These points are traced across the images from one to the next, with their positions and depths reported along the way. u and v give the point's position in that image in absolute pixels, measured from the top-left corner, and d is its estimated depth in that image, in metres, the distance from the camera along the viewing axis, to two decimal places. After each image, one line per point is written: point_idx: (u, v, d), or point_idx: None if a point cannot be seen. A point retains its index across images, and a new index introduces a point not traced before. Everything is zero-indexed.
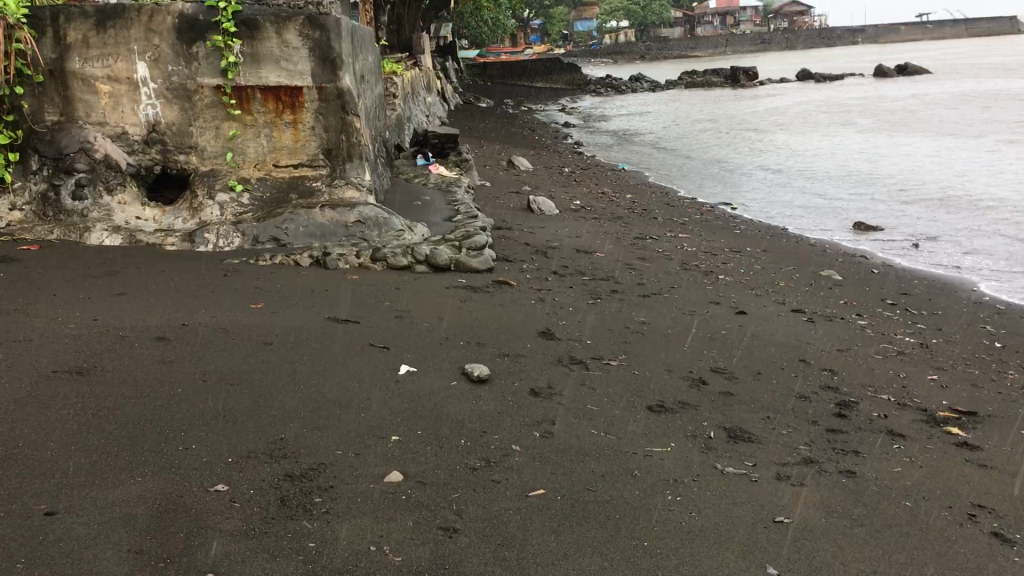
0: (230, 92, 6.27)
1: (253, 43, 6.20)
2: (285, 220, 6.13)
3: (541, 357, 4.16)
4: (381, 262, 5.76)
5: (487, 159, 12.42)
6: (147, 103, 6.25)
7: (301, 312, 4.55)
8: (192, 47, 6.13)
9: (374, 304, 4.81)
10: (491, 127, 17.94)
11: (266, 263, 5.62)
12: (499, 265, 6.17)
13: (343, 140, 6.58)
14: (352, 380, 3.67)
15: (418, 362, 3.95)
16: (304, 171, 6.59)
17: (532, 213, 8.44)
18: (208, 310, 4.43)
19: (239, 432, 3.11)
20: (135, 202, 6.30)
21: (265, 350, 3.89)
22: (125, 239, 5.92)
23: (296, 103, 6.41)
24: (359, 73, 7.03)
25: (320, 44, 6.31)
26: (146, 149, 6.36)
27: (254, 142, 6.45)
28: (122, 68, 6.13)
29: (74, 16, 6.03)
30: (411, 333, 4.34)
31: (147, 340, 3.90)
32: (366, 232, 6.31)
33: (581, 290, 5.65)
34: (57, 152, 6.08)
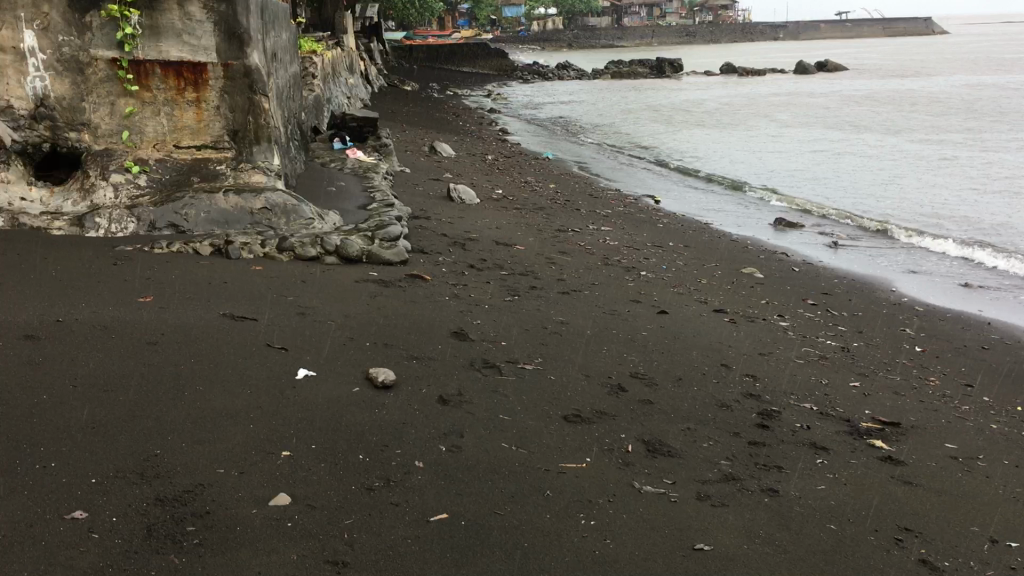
0: (127, 66, 5.84)
1: (153, 14, 5.79)
2: (185, 205, 5.73)
3: (452, 360, 3.90)
4: (287, 253, 5.43)
5: (408, 144, 12.06)
6: (35, 75, 5.77)
7: (195, 307, 4.21)
8: (86, 17, 5.68)
9: (276, 299, 4.48)
10: (415, 111, 17.55)
11: (163, 250, 5.23)
12: (414, 257, 5.88)
13: (250, 122, 6.21)
14: (243, 386, 3.35)
15: (317, 365, 3.65)
16: (208, 154, 6.19)
17: (453, 202, 8.16)
18: (88, 305, 4.05)
19: (107, 447, 2.78)
20: (19, 181, 5.75)
21: (148, 351, 3.54)
22: (5, 221, 5.45)
23: (199, 80, 6.03)
24: (270, 51, 6.65)
25: (226, 19, 5.91)
26: (33, 125, 5.87)
27: (154, 120, 6.03)
28: (6, 36, 5.63)
29: None
30: (313, 332, 4.03)
31: (13, 338, 3.51)
32: (273, 219, 5.95)
33: (498, 286, 5.40)
34: None
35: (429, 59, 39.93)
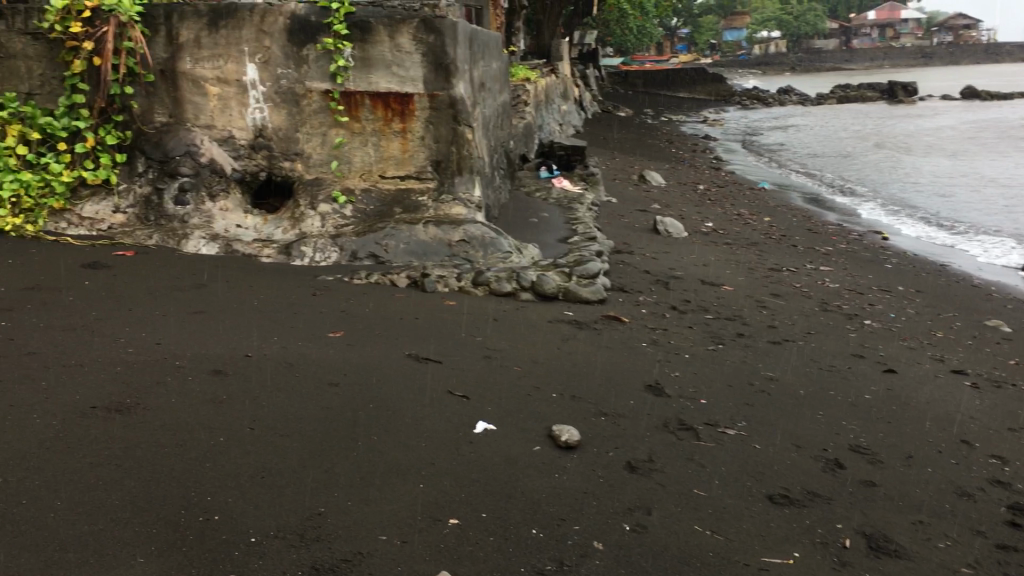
0: (339, 98, 5.87)
1: (364, 46, 5.78)
2: (386, 236, 5.69)
3: (644, 419, 3.55)
4: (482, 287, 5.24)
5: (616, 172, 11.79)
6: (255, 107, 5.96)
7: (383, 345, 4.10)
8: (303, 50, 5.78)
9: (464, 339, 4.31)
10: (626, 138, 17.27)
11: (362, 281, 5.21)
12: (614, 295, 5.57)
13: (453, 152, 6.04)
14: (417, 438, 3.17)
15: (498, 418, 3.41)
16: (411, 184, 6.09)
17: (659, 235, 7.78)
18: (278, 339, 4.04)
19: (273, 501, 2.65)
20: (237, 210, 5.99)
21: (329, 394, 3.44)
22: (221, 248, 5.62)
23: (406, 111, 5.94)
24: (478, 81, 6.56)
25: (434, 50, 5.80)
26: (251, 155, 6.07)
27: (361, 150, 6.01)
28: (232, 70, 5.86)
29: (187, 15, 5.78)
30: (497, 380, 3.80)
31: (201, 373, 3.53)
32: (471, 252, 5.77)
33: (702, 332, 4.99)
34: (163, 154, 5.90)
35: (644, 84, 39.53)
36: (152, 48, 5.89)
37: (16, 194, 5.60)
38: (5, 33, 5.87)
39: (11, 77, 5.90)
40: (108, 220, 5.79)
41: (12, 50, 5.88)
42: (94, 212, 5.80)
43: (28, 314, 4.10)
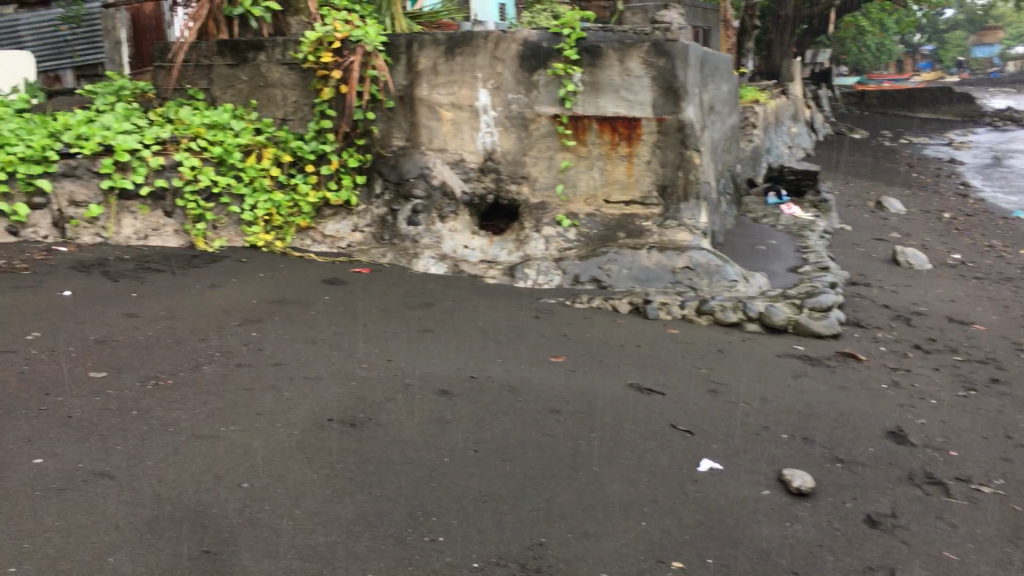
0: (566, 122, 5.87)
1: (594, 71, 5.74)
2: (609, 260, 5.60)
3: (885, 470, 3.29)
4: (706, 317, 5.07)
5: (851, 199, 11.18)
6: (485, 131, 6.09)
7: (604, 373, 4.06)
8: (533, 75, 5.86)
9: (687, 371, 4.19)
10: (861, 161, 16.41)
11: (583, 305, 5.20)
12: (849, 330, 5.24)
13: (680, 177, 5.83)
14: (639, 472, 3.09)
15: (724, 458, 3.27)
16: (636, 209, 5.96)
17: (899, 267, 7.28)
18: (502, 362, 4.09)
19: (494, 527, 2.66)
20: (465, 230, 6.15)
21: (550, 422, 3.44)
22: (448, 267, 5.82)
23: (633, 135, 5.83)
24: (707, 104, 6.41)
25: (664, 73, 5.66)
26: (481, 177, 6.19)
27: (587, 174, 5.98)
28: (465, 96, 6.04)
29: (426, 44, 6.03)
30: (722, 417, 3.66)
31: (429, 393, 3.63)
32: (694, 279, 5.52)
33: (950, 375, 4.59)
34: (398, 176, 6.17)
35: (881, 104, 37.44)
36: (394, 76, 6.19)
37: (269, 212, 6.04)
38: (265, 64, 6.36)
39: (270, 104, 6.41)
40: (347, 237, 6.17)
41: (271, 80, 6.37)
42: (336, 231, 6.20)
43: (274, 327, 4.39)
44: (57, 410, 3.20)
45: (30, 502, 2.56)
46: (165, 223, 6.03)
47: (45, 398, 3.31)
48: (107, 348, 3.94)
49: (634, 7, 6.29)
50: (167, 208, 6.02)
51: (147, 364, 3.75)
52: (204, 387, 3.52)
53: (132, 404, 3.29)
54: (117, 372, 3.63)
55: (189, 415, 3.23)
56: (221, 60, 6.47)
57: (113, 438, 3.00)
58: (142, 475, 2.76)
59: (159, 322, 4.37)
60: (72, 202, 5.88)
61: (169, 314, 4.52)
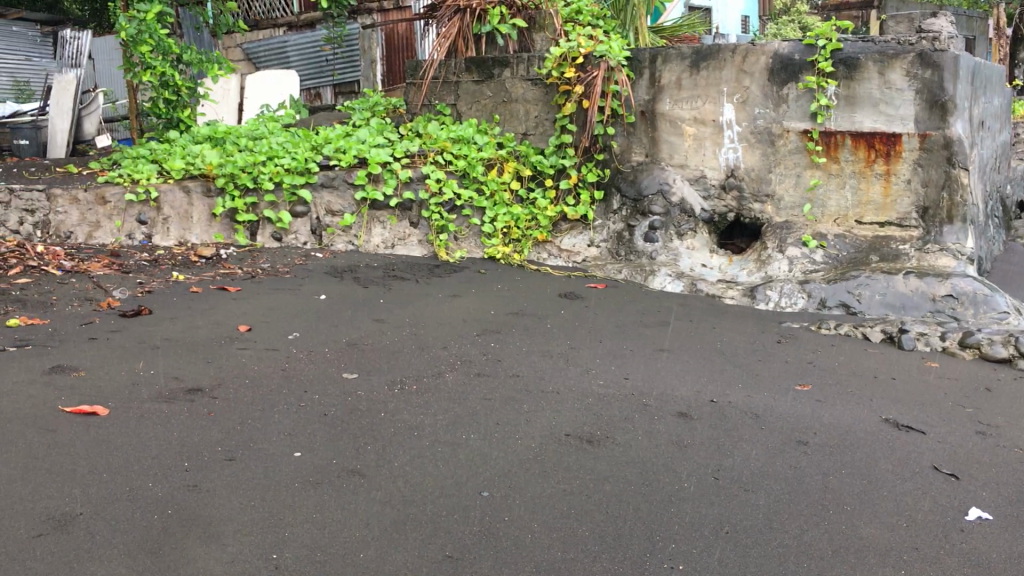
0: (817, 138, 5.58)
1: (851, 84, 5.44)
2: (859, 285, 5.25)
3: None
4: (972, 350, 4.62)
5: None
6: (729, 147, 5.88)
7: (857, 406, 3.79)
8: (783, 89, 5.63)
9: (950, 409, 3.83)
10: None
11: (830, 331, 4.91)
12: None
13: (944, 199, 5.36)
14: (898, 516, 2.84)
15: (997, 508, 2.94)
16: (891, 231, 5.56)
17: None
18: (744, 387, 3.91)
19: (737, 560, 2.52)
20: (703, 249, 5.99)
21: (797, 454, 3.24)
22: (685, 286, 5.63)
23: (891, 152, 5.45)
24: (977, 119, 5.88)
25: (930, 85, 5.25)
26: (722, 195, 5.99)
27: (838, 193, 5.64)
28: (709, 110, 5.89)
29: (671, 58, 5.95)
30: (993, 462, 3.31)
31: (667, 415, 3.53)
32: (959, 309, 5.04)
33: None
34: (636, 193, 6.10)
35: None
36: (636, 91, 6.14)
37: (508, 225, 6.15)
38: (510, 79, 6.50)
39: (512, 119, 6.55)
40: (583, 253, 6.18)
41: (515, 96, 6.50)
42: (572, 244, 6.23)
43: (512, 338, 4.44)
44: (313, 407, 3.39)
45: (291, 493, 2.70)
46: (411, 233, 6.26)
47: (303, 395, 3.51)
48: (358, 350, 4.13)
49: (897, 16, 5.92)
50: (413, 219, 6.24)
51: (394, 368, 3.90)
52: (446, 394, 3.60)
53: (381, 406, 3.42)
54: (367, 374, 3.79)
55: (433, 420, 3.32)
56: (468, 76, 6.68)
57: (364, 438, 3.12)
58: (389, 476, 2.85)
59: (405, 328, 4.54)
60: (329, 211, 6.23)
61: (414, 321, 4.68)
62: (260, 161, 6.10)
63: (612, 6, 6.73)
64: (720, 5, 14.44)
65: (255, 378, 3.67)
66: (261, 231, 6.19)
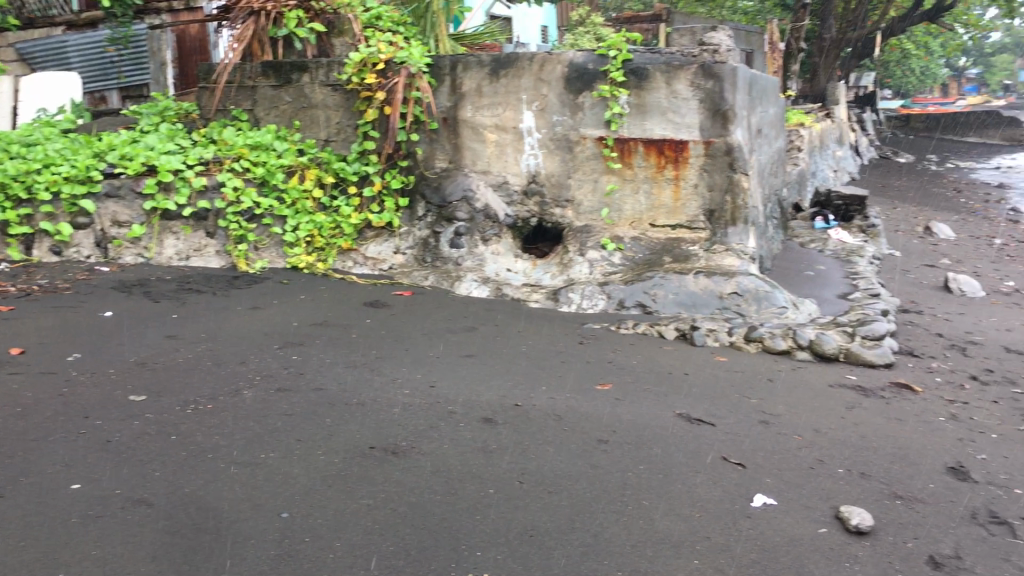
0: (612, 144, 5.78)
1: (641, 93, 5.67)
2: (654, 285, 5.49)
3: (948, 508, 3.16)
4: (755, 343, 4.94)
5: (897, 223, 11.01)
6: (530, 153, 6.02)
7: (653, 402, 3.95)
8: (579, 97, 5.79)
9: (737, 401, 4.07)
10: (909, 184, 16.13)
11: (628, 330, 5.10)
12: (903, 359, 5.06)
13: (728, 202, 5.70)
14: (690, 507, 2.98)
15: (778, 493, 3.15)
16: (682, 233, 5.84)
17: (952, 294, 7.12)
18: (547, 389, 4.00)
19: (542, 563, 2.56)
20: (508, 253, 6.06)
21: (597, 452, 3.34)
22: (491, 290, 5.70)
23: (680, 158, 5.72)
24: (755, 127, 6.28)
25: (712, 95, 5.56)
26: (524, 200, 6.12)
27: (633, 198, 5.87)
28: (509, 117, 5.98)
29: (471, 65, 6.00)
30: (774, 449, 3.54)
31: (472, 420, 3.55)
32: (744, 305, 5.36)
33: (1010, 407, 4.42)
34: (442, 199, 6.10)
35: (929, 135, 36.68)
36: (437, 97, 6.16)
37: (311, 234, 6.01)
38: (309, 85, 6.36)
39: (313, 125, 6.41)
40: (390, 260, 6.09)
41: (315, 101, 6.36)
42: (378, 253, 6.12)
43: (315, 350, 4.34)
44: (96, 434, 3.17)
45: (69, 530, 2.51)
46: (207, 244, 5.99)
47: (83, 422, 3.27)
48: (147, 370, 3.90)
49: (681, 29, 6.23)
50: (209, 229, 6.00)
51: (188, 387, 3.71)
52: (244, 412, 3.46)
53: (171, 429, 3.25)
54: (157, 395, 3.59)
55: (229, 440, 3.18)
56: (265, 81, 6.49)
57: (152, 464, 2.95)
58: (181, 503, 2.70)
59: (201, 344, 4.34)
60: (116, 222, 5.93)
61: (210, 336, 4.48)
62: (35, 169, 5.70)
63: (412, 12, 6.53)
64: (521, 14, 14.72)
65: (29, 407, 3.39)
66: (37, 244, 5.83)
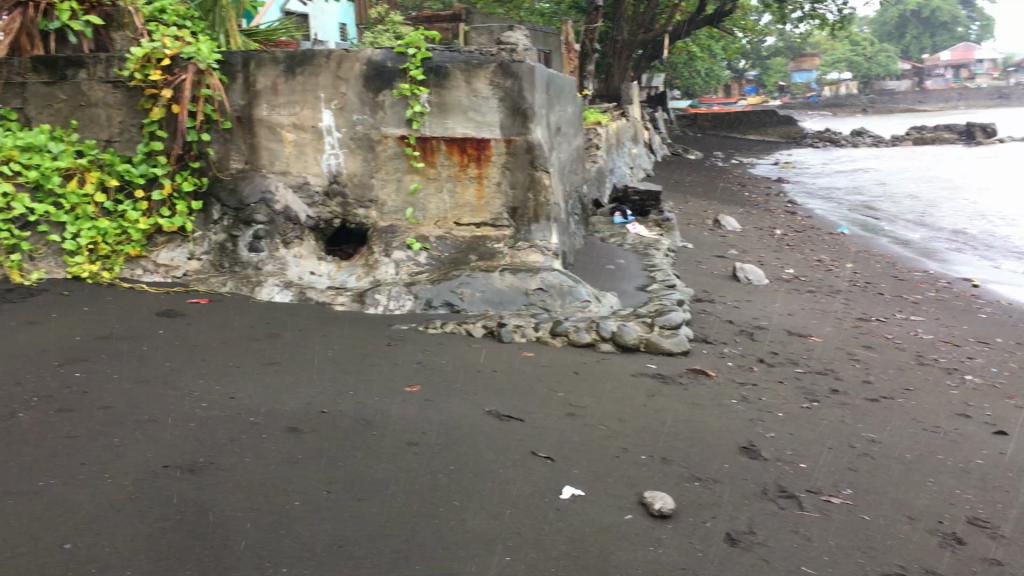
0: (414, 143, 5.73)
1: (442, 91, 5.66)
2: (461, 284, 5.50)
3: (742, 486, 3.33)
4: (561, 338, 5.04)
5: (688, 217, 11.60)
6: (330, 153, 5.89)
7: (462, 401, 3.94)
8: (379, 96, 5.69)
9: (544, 395, 4.13)
10: (699, 180, 17.07)
11: (436, 330, 5.07)
12: (698, 346, 5.32)
13: (530, 199, 5.82)
14: (501, 504, 2.98)
15: (586, 483, 3.21)
16: (486, 231, 5.89)
17: (740, 283, 7.58)
18: (354, 394, 3.91)
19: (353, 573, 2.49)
20: (310, 256, 5.93)
21: (407, 456, 3.28)
22: (294, 295, 5.53)
23: (482, 156, 5.75)
24: (554, 126, 6.42)
25: (512, 95, 5.64)
26: (326, 201, 5.99)
27: (437, 197, 5.85)
28: (308, 116, 5.82)
29: (265, 62, 5.78)
30: (581, 441, 3.61)
31: (276, 431, 3.41)
32: (548, 300, 5.51)
33: (793, 388, 4.74)
34: (238, 202, 5.86)
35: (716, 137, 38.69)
36: (230, 95, 5.89)
37: (93, 241, 5.63)
38: (87, 81, 5.93)
39: (92, 124, 5.98)
40: (183, 266, 5.76)
41: (93, 99, 5.94)
42: (169, 259, 5.79)
43: (102, 366, 4.04)
44: None
45: None
46: None
47: None
48: None
49: (479, 29, 6.27)
50: None
51: None
52: (19, 438, 3.16)
53: None
54: None
55: (2, 470, 2.89)
56: (36, 77, 5.97)
57: None
58: None
59: None
60: None
61: None
62: None
63: (200, 6, 6.27)
64: (318, 10, 14.40)
65: None
66: None
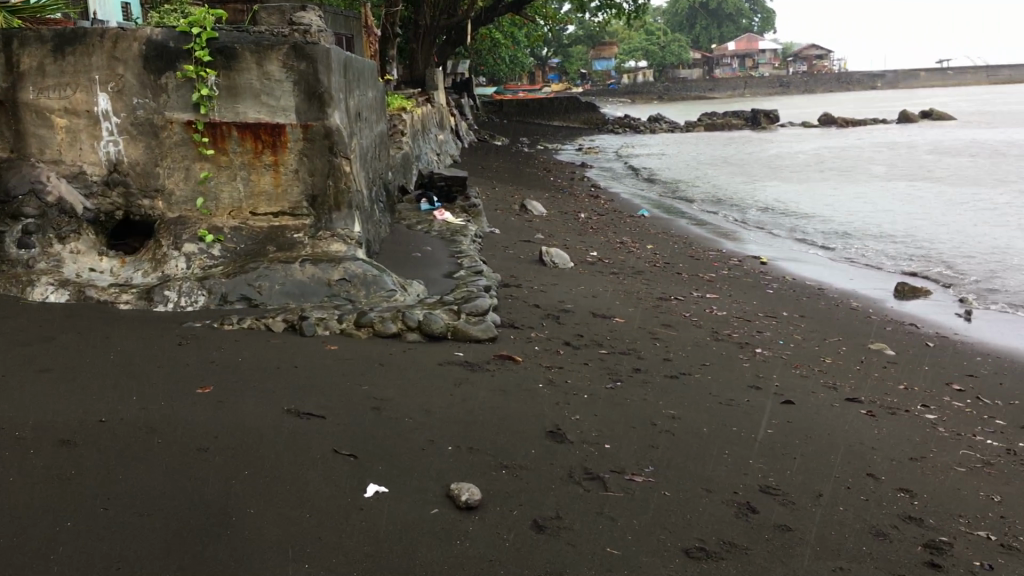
0: (203, 129, 5.39)
1: (230, 74, 5.33)
2: (258, 277, 5.24)
3: (548, 471, 3.32)
4: (366, 329, 4.89)
5: (496, 203, 11.66)
6: (108, 140, 5.46)
7: (259, 400, 3.72)
8: (161, 78, 5.31)
9: (348, 389, 3.98)
10: (505, 165, 17.24)
11: (233, 326, 4.80)
12: (505, 332, 5.31)
13: (330, 186, 5.61)
14: (299, 508, 2.82)
15: (390, 480, 3.10)
16: (285, 221, 5.64)
17: (546, 267, 7.66)
18: (139, 399, 3.61)
19: None
20: (90, 252, 5.49)
21: (196, 463, 3.06)
22: (71, 295, 5.06)
23: (277, 142, 5.49)
24: (353, 111, 6.22)
25: (306, 77, 5.39)
26: (106, 192, 5.55)
27: (229, 185, 5.54)
28: (81, 100, 5.36)
29: (29, 40, 5.31)
30: (386, 435, 3.49)
31: (45, 445, 3.09)
32: (352, 291, 5.36)
33: (597, 369, 4.81)
34: (3, 194, 5.33)
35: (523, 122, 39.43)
36: None
37: None
38: None
39: None
40: None
41: None
42: None
43: None
44: None
45: None
46: None
47: None
48: None
49: (269, 9, 5.96)
50: None
51: None
52: None
53: None
54: None
55: None
56: None
57: None
58: None
59: None
60: None
61: None
62: None
63: None
64: None
65: None
66: None
